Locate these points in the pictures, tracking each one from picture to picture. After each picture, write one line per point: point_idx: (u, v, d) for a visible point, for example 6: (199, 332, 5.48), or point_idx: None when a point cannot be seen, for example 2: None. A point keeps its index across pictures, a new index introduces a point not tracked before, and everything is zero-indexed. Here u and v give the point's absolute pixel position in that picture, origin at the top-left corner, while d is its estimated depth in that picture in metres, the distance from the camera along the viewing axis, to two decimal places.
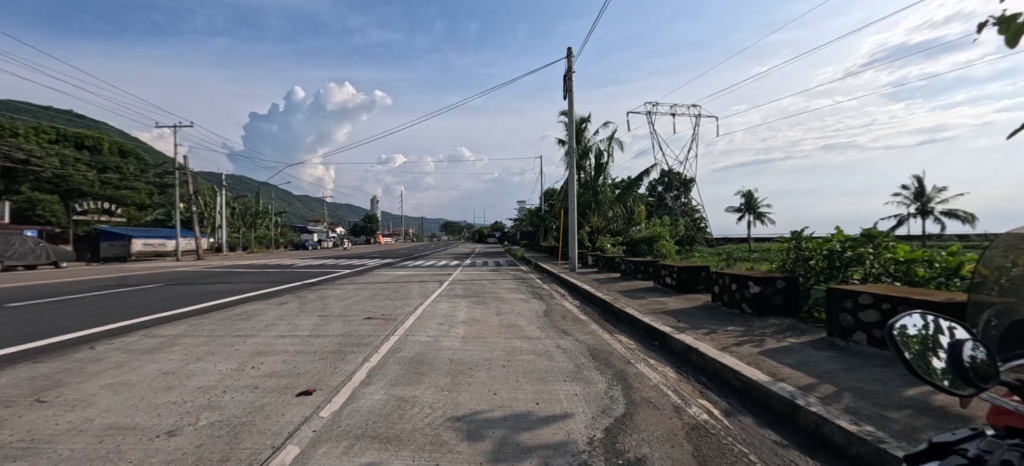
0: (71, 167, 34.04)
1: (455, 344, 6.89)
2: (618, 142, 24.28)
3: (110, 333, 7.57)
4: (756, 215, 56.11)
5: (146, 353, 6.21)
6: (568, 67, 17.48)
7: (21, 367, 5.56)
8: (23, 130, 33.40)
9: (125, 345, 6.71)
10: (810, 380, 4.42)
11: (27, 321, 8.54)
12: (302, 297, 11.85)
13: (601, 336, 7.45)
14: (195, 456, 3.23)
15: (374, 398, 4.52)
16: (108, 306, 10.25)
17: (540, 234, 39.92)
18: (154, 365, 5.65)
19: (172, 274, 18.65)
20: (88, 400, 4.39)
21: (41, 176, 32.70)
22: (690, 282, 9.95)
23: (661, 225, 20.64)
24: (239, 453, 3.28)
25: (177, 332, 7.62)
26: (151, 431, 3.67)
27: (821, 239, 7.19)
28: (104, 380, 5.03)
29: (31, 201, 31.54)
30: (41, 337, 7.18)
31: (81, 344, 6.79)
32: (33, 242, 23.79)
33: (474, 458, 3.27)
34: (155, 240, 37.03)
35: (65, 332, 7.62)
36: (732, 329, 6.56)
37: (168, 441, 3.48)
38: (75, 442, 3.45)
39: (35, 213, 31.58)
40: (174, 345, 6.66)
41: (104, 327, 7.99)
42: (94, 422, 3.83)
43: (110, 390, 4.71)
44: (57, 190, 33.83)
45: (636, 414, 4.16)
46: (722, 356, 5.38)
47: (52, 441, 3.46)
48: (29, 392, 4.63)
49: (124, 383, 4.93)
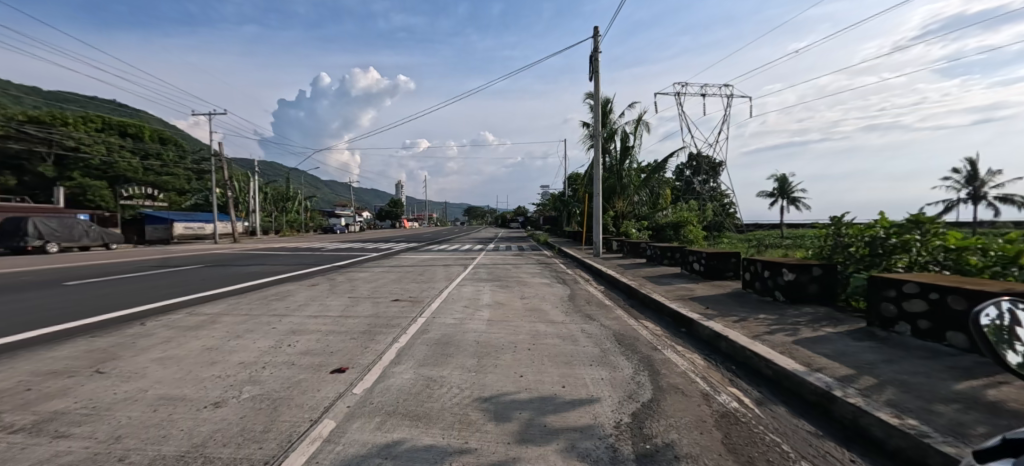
0: (117, 154, 35.64)
1: (480, 326, 6.98)
2: (645, 124, 23.96)
3: (158, 309, 8.05)
4: (791, 201, 54.03)
5: (191, 330, 6.54)
6: (594, 47, 16.98)
7: (81, 341, 5.93)
8: (72, 120, 35.28)
9: (172, 322, 7.08)
10: (847, 371, 4.29)
11: (79, 298, 9.12)
12: (332, 280, 12.19)
13: (626, 321, 7.43)
14: (240, 427, 3.40)
15: (403, 378, 4.63)
16: (150, 286, 10.79)
17: (562, 219, 39.96)
18: (199, 341, 5.94)
19: (210, 256, 19.60)
20: (141, 372, 4.67)
21: (90, 163, 34.37)
22: (720, 269, 9.69)
23: (688, 210, 20.20)
24: (280, 426, 3.43)
25: (218, 310, 8.02)
26: (199, 402, 3.88)
27: (863, 225, 6.89)
28: (154, 354, 5.33)
29: (82, 187, 33.29)
30: (93, 314, 7.66)
31: (132, 320, 7.20)
32: (86, 225, 25.15)
33: (502, 437, 3.33)
34: (194, 225, 39.08)
35: (117, 308, 8.11)
36: (764, 316, 6.40)
37: (215, 412, 3.67)
38: (132, 410, 3.68)
39: (86, 199, 33.50)
40: (215, 323, 6.99)
41: (151, 305, 8.45)
42: (148, 393, 4.08)
43: (160, 363, 4.99)
44: (105, 176, 35.52)
45: (663, 400, 4.14)
46: (753, 345, 5.27)
47: (111, 409, 3.69)
48: (89, 363, 4.96)
49: (173, 357, 5.22)
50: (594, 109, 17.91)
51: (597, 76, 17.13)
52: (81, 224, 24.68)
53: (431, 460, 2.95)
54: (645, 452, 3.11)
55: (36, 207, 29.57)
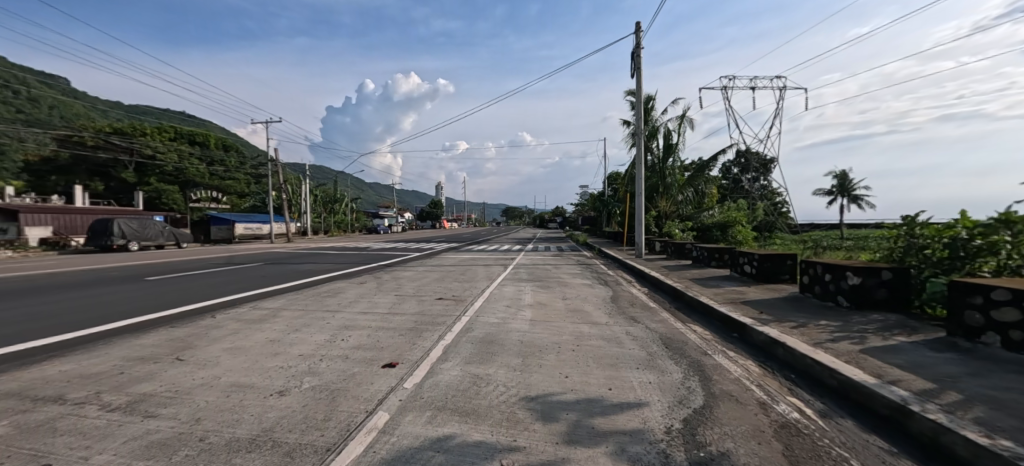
0: (187, 162, 38.70)
1: (522, 326, 6.98)
2: (690, 121, 23.21)
3: (226, 304, 8.62)
4: (852, 199, 50.48)
5: (255, 323, 6.95)
6: (636, 43, 16.58)
7: (162, 331, 6.42)
8: (149, 131, 39.21)
9: (238, 315, 7.55)
10: (927, 384, 3.94)
11: (156, 292, 9.93)
12: (378, 278, 12.61)
13: (673, 325, 7.19)
14: (302, 415, 3.56)
15: (450, 374, 4.70)
16: (215, 282, 11.59)
17: (603, 219, 39.38)
18: (263, 333, 6.30)
19: (267, 255, 20.88)
20: (215, 360, 5.00)
21: (164, 169, 37.48)
22: (774, 271, 9.20)
23: (736, 209, 19.36)
24: (338, 415, 3.56)
25: (278, 305, 8.48)
26: (266, 390, 4.10)
27: (941, 226, 6.31)
28: (224, 344, 5.69)
29: (157, 191, 36.68)
30: (170, 306, 8.32)
31: (205, 313, 7.76)
32: (161, 227, 27.32)
33: (550, 437, 3.31)
34: (253, 225, 41.53)
35: (191, 302, 8.79)
36: (826, 323, 6.01)
37: (280, 400, 3.86)
38: (208, 395, 3.94)
39: (161, 202, 36.67)
40: (276, 317, 7.39)
41: (219, 299, 9.08)
42: (221, 380, 4.36)
43: (231, 353, 5.32)
44: (177, 182, 38.49)
45: (716, 407, 3.96)
46: (815, 352, 4.95)
47: (191, 393, 3.98)
48: (170, 351, 5.36)
49: (241, 348, 5.55)
50: (636, 106, 17.47)
51: (638, 72, 16.72)
52: (156, 225, 26.69)
53: (481, 457, 2.98)
54: (699, 460, 2.99)
55: (119, 209, 32.57)
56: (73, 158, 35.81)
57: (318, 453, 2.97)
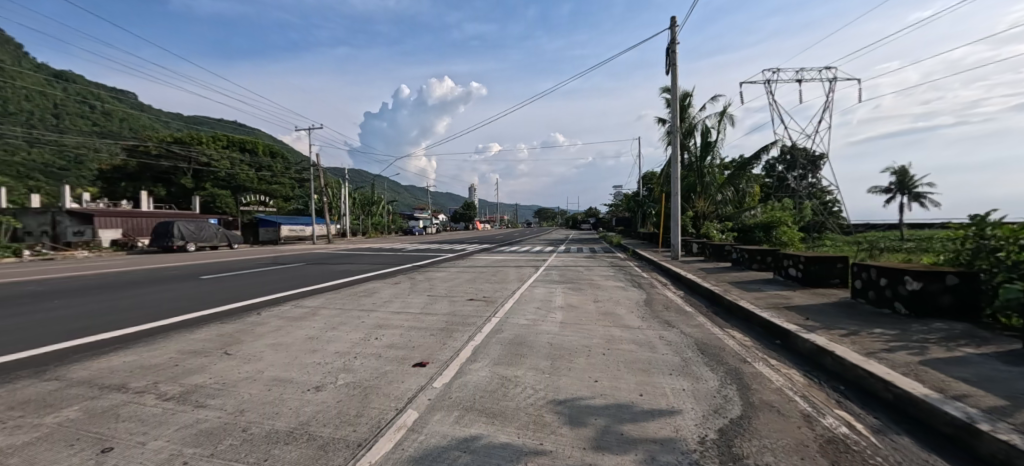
0: (238, 168, 41.02)
1: (553, 328, 6.75)
2: (730, 117, 22.41)
3: (271, 301, 8.79)
4: (915, 198, 47.16)
5: (297, 320, 7.00)
6: (670, 38, 16.05)
7: (214, 325, 6.56)
8: (205, 139, 41.50)
9: (280, 312, 7.65)
10: (999, 402, 3.51)
11: (207, 290, 10.27)
12: (412, 279, 12.62)
13: (710, 330, 6.81)
14: (336, 410, 3.51)
15: (479, 375, 4.52)
16: (261, 280, 11.93)
17: (638, 220, 38.59)
18: (303, 330, 6.31)
19: (311, 255, 21.51)
20: (260, 355, 5.01)
21: (218, 175, 39.73)
22: (822, 275, 8.63)
23: (780, 207, 18.50)
24: (369, 412, 3.48)
25: (317, 303, 8.55)
26: (304, 385, 4.06)
27: (1017, 226, 5.68)
28: (268, 340, 5.71)
29: (212, 196, 38.55)
30: (223, 302, 8.56)
31: (252, 309, 7.92)
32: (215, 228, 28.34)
33: (577, 442, 3.08)
34: (297, 226, 42.35)
35: (241, 298, 9.02)
36: (880, 331, 5.53)
37: (316, 394, 3.82)
38: (251, 388, 3.97)
39: (216, 206, 38.65)
40: (316, 314, 7.43)
41: (265, 296, 9.27)
42: (265, 373, 4.37)
43: (274, 348, 5.33)
44: (229, 186, 40.61)
45: (756, 418, 3.64)
46: (867, 363, 4.53)
47: (234, 386, 4.00)
48: (219, 345, 5.42)
49: (283, 343, 5.56)
50: (671, 104, 16.86)
51: (673, 69, 16.19)
52: (210, 227, 27.73)
53: (507, 459, 2.83)
54: None
55: (179, 213, 34.26)
56: (139, 166, 38.10)
57: (350, 448, 2.93)
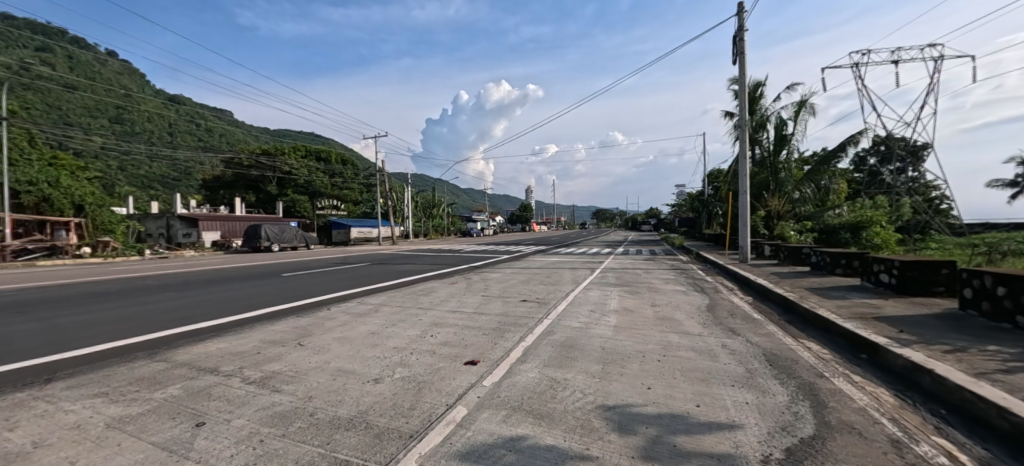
0: (314, 175, 44.24)
1: (606, 332, 6.40)
2: (809, 109, 20.74)
3: (340, 297, 9.08)
4: None
5: (361, 316, 7.11)
6: (738, 25, 15.10)
7: (292, 319, 6.82)
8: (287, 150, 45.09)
9: (348, 308, 7.83)
10: None
11: (285, 286, 10.82)
12: (468, 279, 12.61)
13: (781, 340, 6.18)
14: (392, 401, 3.41)
15: (528, 376, 4.28)
16: (332, 278, 12.43)
17: (703, 219, 36.73)
18: (366, 325, 6.37)
19: (378, 256, 22.36)
20: (327, 347, 5.07)
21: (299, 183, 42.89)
22: (921, 282, 7.64)
23: (871, 206, 16.74)
24: (422, 406, 3.34)
25: (379, 300, 8.70)
26: (364, 377, 4.00)
27: None
28: (336, 333, 5.81)
29: (292, 201, 42.20)
30: (300, 298, 8.96)
31: (324, 305, 8.21)
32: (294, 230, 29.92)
33: (625, 450, 2.77)
34: (366, 228, 43.79)
35: (315, 295, 9.43)
36: (997, 349, 4.74)
37: (374, 386, 3.74)
38: (319, 376, 3.97)
39: (296, 210, 42.27)
40: (378, 311, 7.54)
41: (335, 293, 9.64)
42: (332, 364, 4.36)
43: (340, 341, 5.38)
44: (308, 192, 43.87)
45: (831, 439, 3.15)
46: (975, 385, 3.86)
47: (305, 374, 4.04)
48: (293, 336, 5.56)
49: (348, 337, 5.62)
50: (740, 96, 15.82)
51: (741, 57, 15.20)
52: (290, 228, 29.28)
53: (552, 460, 2.58)
54: None
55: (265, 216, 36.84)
56: (235, 175, 41.77)
57: (402, 438, 2.80)
